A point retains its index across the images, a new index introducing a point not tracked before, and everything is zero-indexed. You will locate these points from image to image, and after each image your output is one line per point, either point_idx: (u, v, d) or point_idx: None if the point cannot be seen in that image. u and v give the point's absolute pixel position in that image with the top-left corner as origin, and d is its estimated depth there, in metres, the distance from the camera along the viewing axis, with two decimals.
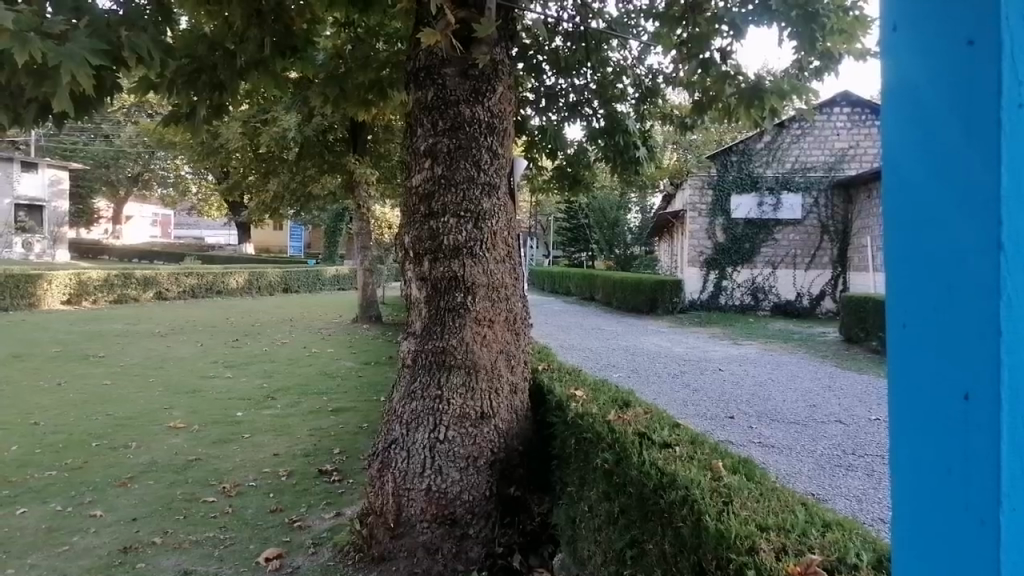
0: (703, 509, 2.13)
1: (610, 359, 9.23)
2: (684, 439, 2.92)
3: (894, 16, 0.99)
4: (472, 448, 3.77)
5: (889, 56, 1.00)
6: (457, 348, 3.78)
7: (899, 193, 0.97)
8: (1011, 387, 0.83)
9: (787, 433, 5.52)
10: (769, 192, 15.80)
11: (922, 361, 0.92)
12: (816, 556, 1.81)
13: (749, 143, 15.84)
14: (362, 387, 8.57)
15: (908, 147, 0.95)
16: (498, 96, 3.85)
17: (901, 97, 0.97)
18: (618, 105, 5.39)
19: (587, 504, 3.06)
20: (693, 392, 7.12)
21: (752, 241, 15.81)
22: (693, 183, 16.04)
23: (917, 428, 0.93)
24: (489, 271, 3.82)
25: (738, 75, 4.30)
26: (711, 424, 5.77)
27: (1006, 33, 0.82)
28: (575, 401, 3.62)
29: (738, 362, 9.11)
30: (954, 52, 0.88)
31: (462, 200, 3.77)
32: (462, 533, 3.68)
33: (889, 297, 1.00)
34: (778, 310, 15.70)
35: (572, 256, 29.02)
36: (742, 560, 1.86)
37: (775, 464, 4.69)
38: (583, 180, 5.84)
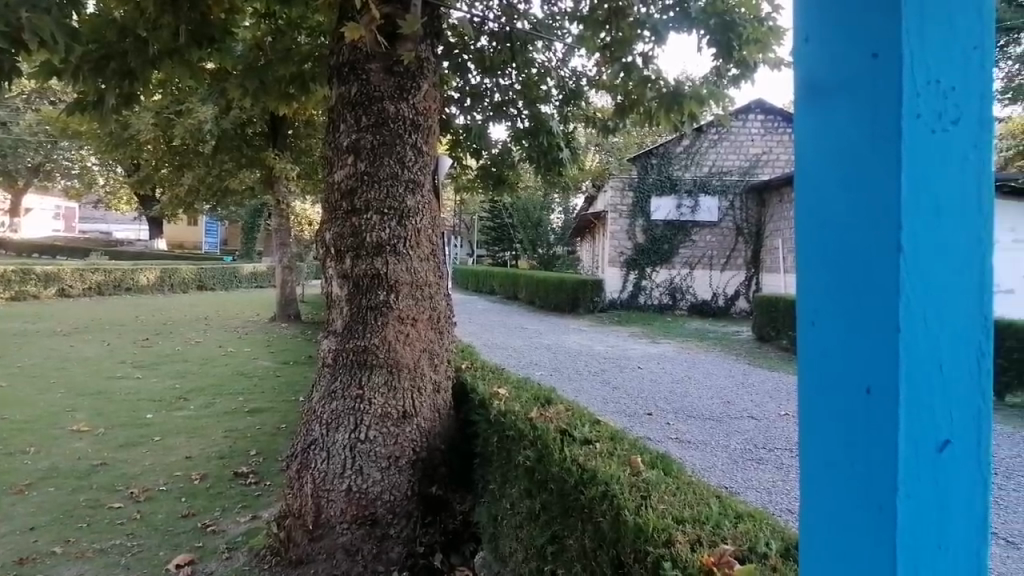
0: (622, 503, 2.18)
1: (533, 358, 9.32)
2: (604, 436, 2.96)
3: (804, 27, 1.03)
4: (394, 448, 3.74)
5: (800, 65, 1.04)
6: (379, 348, 3.74)
7: (809, 197, 1.02)
8: (908, 381, 0.89)
9: (702, 429, 5.69)
10: (687, 195, 16.24)
11: (829, 357, 0.98)
12: (728, 547, 1.88)
13: (669, 147, 16.27)
14: (279, 387, 8.36)
15: (818, 154, 1.00)
16: (423, 94, 3.82)
17: (811, 107, 1.02)
18: (543, 106, 5.44)
19: (508, 502, 3.07)
20: (613, 389, 7.26)
21: (671, 243, 16.23)
22: (615, 185, 16.33)
23: (826, 420, 0.98)
24: (412, 269, 3.80)
25: (658, 80, 4.40)
26: (631, 421, 5.88)
27: (908, 48, 0.88)
28: (498, 399, 3.62)
29: (656, 359, 9.35)
30: (861, 65, 0.93)
31: (386, 197, 3.72)
32: (383, 533, 3.65)
33: (798, 296, 1.04)
34: (694, 309, 16.18)
35: (496, 256, 29.11)
36: (659, 553, 1.90)
37: (691, 459, 4.84)
38: (506, 180, 5.87)
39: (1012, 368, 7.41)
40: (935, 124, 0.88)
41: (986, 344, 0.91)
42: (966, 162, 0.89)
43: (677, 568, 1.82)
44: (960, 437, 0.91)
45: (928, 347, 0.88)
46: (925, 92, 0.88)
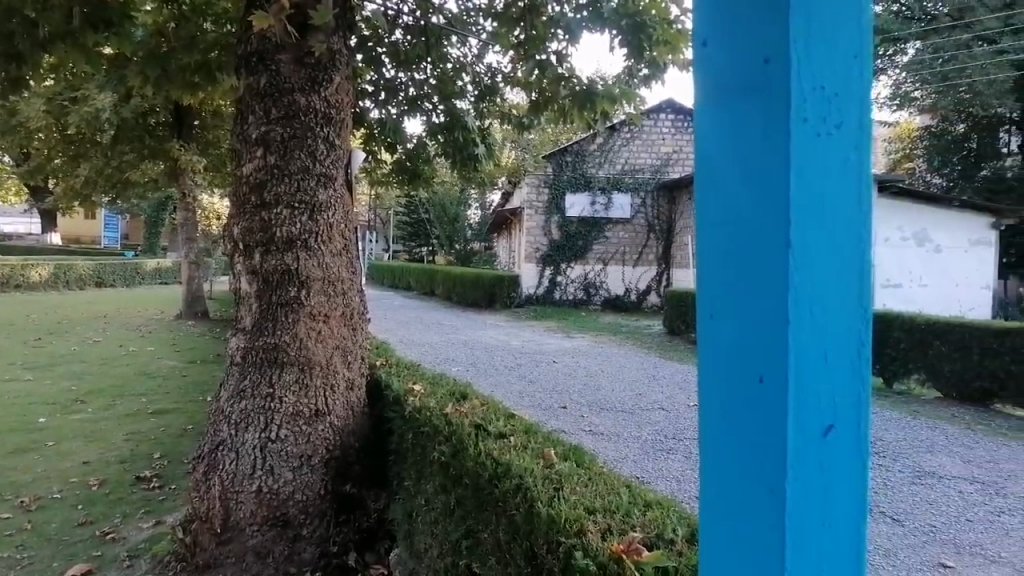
0: (535, 496, 2.21)
1: (449, 354, 9.30)
2: (519, 429, 3.00)
3: (705, 31, 1.07)
4: (306, 447, 3.67)
5: (701, 68, 1.08)
6: (290, 345, 3.65)
7: (708, 195, 1.06)
8: (796, 372, 0.94)
9: (614, 421, 5.82)
10: (601, 192, 16.52)
11: (725, 348, 1.02)
12: (637, 535, 1.93)
13: (583, 144, 16.52)
14: (185, 387, 8.05)
15: (715, 152, 1.04)
16: (335, 86, 3.76)
17: (710, 109, 1.06)
18: (458, 101, 5.40)
19: (423, 498, 3.07)
20: (529, 383, 7.34)
21: (585, 239, 16.50)
22: (531, 181, 16.44)
23: (723, 410, 1.02)
24: (324, 264, 3.73)
25: (571, 77, 4.48)
26: (546, 414, 5.96)
27: (795, 52, 0.93)
28: (413, 395, 3.60)
29: (570, 354, 9.49)
30: (755, 69, 0.97)
31: (296, 190, 3.64)
32: (295, 534, 3.57)
33: (700, 291, 1.08)
34: (608, 304, 16.51)
35: (412, 252, 28.85)
36: (570, 543, 1.95)
37: (603, 450, 4.95)
38: (422, 175, 5.83)
39: (900, 357, 7.90)
40: (822, 125, 0.93)
41: (865, 334, 0.98)
42: (848, 163, 0.96)
43: (587, 557, 1.87)
44: (843, 423, 0.97)
45: (812, 335, 0.94)
46: (811, 95, 0.93)
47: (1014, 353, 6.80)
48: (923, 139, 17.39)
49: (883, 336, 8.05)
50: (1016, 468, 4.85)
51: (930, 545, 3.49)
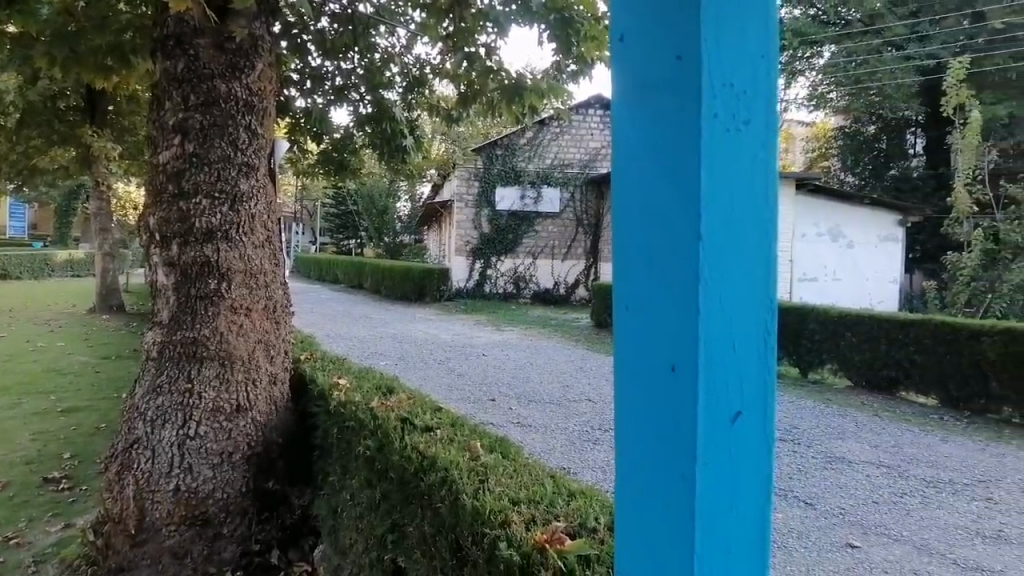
0: (460, 488, 2.22)
1: (376, 348, 9.19)
2: (445, 423, 2.99)
3: (621, 25, 1.08)
4: (227, 443, 3.57)
5: (618, 61, 1.08)
6: (209, 339, 3.55)
7: (625, 187, 1.07)
8: (706, 360, 0.97)
9: (542, 413, 5.87)
10: (530, 185, 16.63)
11: (639, 338, 1.05)
12: (561, 524, 1.96)
13: (513, 138, 16.56)
14: (99, 384, 7.71)
15: (631, 144, 1.06)
16: (257, 74, 3.66)
17: (625, 102, 1.07)
18: (386, 92, 5.32)
19: (348, 493, 3.03)
20: (457, 377, 7.33)
21: (515, 233, 16.58)
22: (461, 174, 16.39)
23: (638, 399, 1.04)
24: (245, 256, 3.64)
25: (500, 70, 4.52)
26: (474, 407, 5.97)
27: (706, 51, 0.95)
28: (338, 389, 3.54)
29: (499, 347, 9.53)
30: (669, 65, 0.99)
31: (216, 180, 3.54)
32: (215, 533, 3.47)
33: (616, 284, 1.10)
34: (537, 297, 16.64)
35: (340, 244, 28.39)
36: (496, 534, 1.96)
37: (530, 442, 4.98)
38: (349, 166, 5.75)
39: (815, 348, 8.22)
40: (730, 122, 0.97)
41: (770, 327, 1.02)
42: (755, 160, 0.99)
43: (512, 547, 1.88)
44: (751, 410, 1.01)
45: (721, 324, 0.97)
46: (721, 91, 0.96)
47: (918, 343, 7.16)
48: (838, 138, 18.16)
49: (799, 327, 8.37)
50: (919, 452, 5.13)
51: (839, 526, 3.66)
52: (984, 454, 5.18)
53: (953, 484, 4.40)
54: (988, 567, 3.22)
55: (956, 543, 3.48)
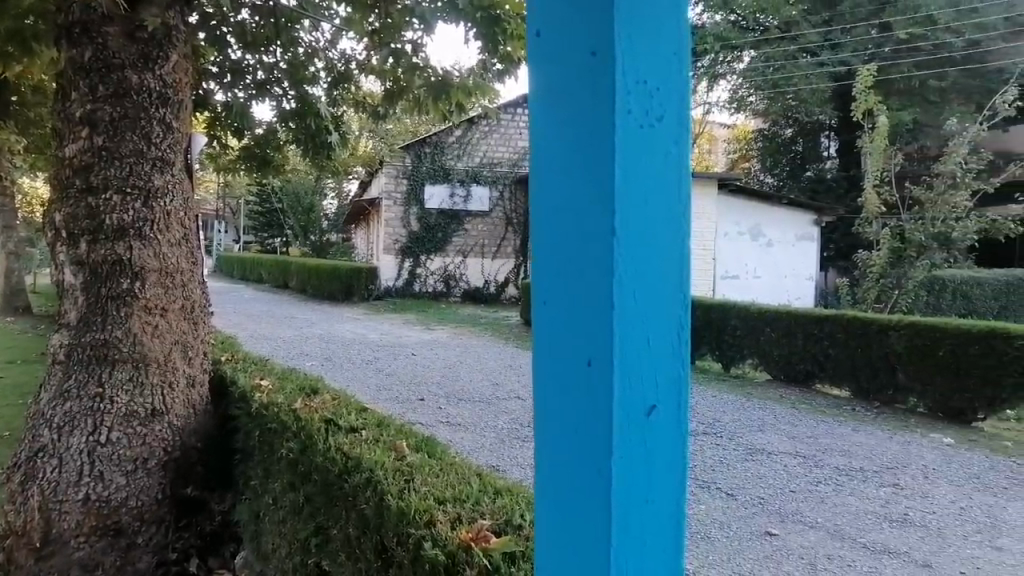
0: (385, 489, 2.20)
1: (302, 348, 8.99)
2: (371, 423, 2.95)
3: (538, 23, 1.08)
4: (141, 449, 3.42)
5: (536, 59, 1.09)
6: (122, 341, 3.41)
7: (543, 184, 1.08)
8: (622, 355, 0.98)
9: (472, 411, 5.87)
10: (460, 183, 16.60)
11: (556, 334, 1.05)
12: (486, 523, 1.95)
13: (441, 136, 16.48)
14: (3, 391, 7.29)
15: (550, 140, 1.06)
16: (172, 65, 3.53)
17: (543, 100, 1.08)
18: (311, 87, 5.21)
19: (270, 497, 2.96)
20: (385, 377, 7.25)
21: (444, 231, 16.50)
22: (389, 171, 16.19)
23: (557, 396, 1.05)
24: (160, 254, 3.50)
25: (426, 67, 4.47)
26: (403, 407, 5.91)
27: (619, 48, 0.97)
28: (259, 391, 3.45)
29: (428, 346, 9.48)
30: (584, 63, 1.00)
31: (128, 175, 3.41)
32: (129, 543, 3.34)
33: (536, 282, 1.10)
34: (467, 296, 16.62)
35: (265, 243, 27.72)
36: (420, 535, 1.94)
37: (459, 440, 4.96)
38: (273, 162, 5.62)
39: (737, 343, 8.49)
40: (643, 118, 0.98)
41: (683, 320, 1.04)
42: (668, 155, 1.01)
43: (437, 547, 1.87)
44: (665, 403, 1.02)
45: (637, 319, 0.99)
46: (635, 89, 0.98)
47: (832, 337, 7.48)
48: (758, 141, 18.79)
49: (722, 323, 8.64)
50: (833, 441, 5.36)
51: (758, 516, 3.78)
52: (892, 442, 5.45)
53: (864, 471, 4.60)
54: (895, 550, 3.37)
55: (866, 527, 3.64)
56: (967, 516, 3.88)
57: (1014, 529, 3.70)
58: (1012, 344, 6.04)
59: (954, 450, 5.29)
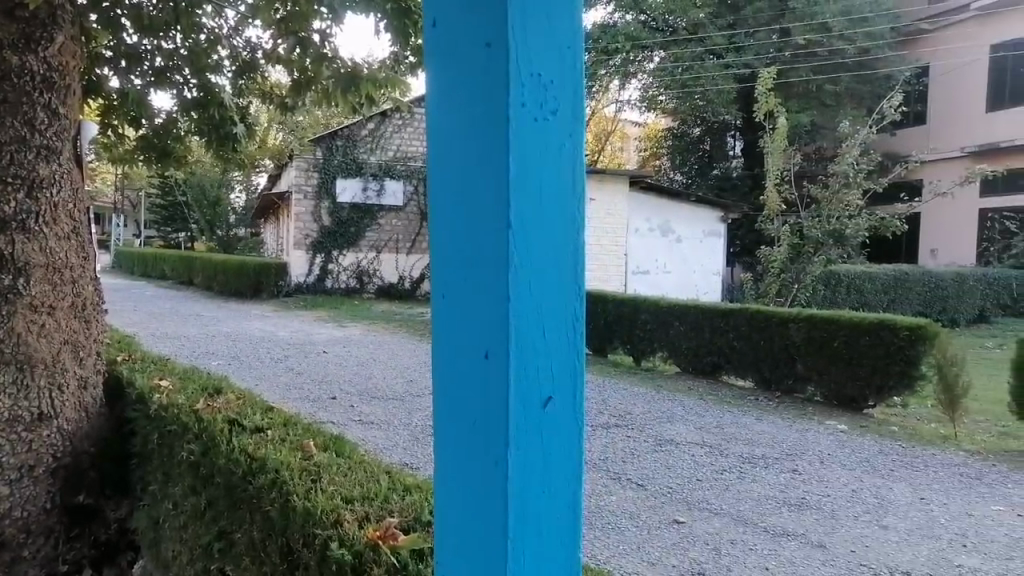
0: (291, 490, 2.15)
1: (207, 347, 8.65)
2: (277, 422, 2.87)
3: (434, 13, 1.07)
4: (27, 456, 3.22)
5: (433, 50, 1.08)
6: (4, 341, 3.20)
7: (440, 175, 1.07)
8: (517, 347, 0.99)
9: (385, 409, 5.79)
10: (373, 178, 16.35)
11: (454, 329, 1.05)
12: (394, 520, 1.93)
13: (353, 129, 16.15)
14: None
15: (447, 134, 1.05)
16: (58, 48, 3.33)
17: (440, 92, 1.07)
18: (213, 76, 4.99)
19: (170, 502, 2.84)
20: (294, 375, 7.06)
21: (357, 226, 16.21)
22: (299, 165, 15.75)
23: (457, 391, 1.05)
24: (47, 249, 3.32)
25: (335, 58, 4.40)
26: (314, 406, 5.77)
27: (513, 40, 0.97)
28: (159, 392, 3.30)
29: (341, 343, 9.31)
30: (478, 54, 0.99)
31: (9, 163, 3.23)
32: (13, 556, 3.16)
33: (434, 273, 1.10)
34: (381, 292, 16.41)
35: (168, 237, 26.61)
36: (327, 535, 1.91)
37: (372, 439, 4.88)
38: (174, 153, 5.37)
39: (647, 336, 8.71)
40: (537, 111, 0.99)
41: (579, 311, 1.05)
42: (563, 148, 1.02)
43: (344, 547, 1.83)
44: (561, 395, 1.03)
45: (532, 314, 1.00)
46: (528, 82, 0.98)
47: (737, 330, 7.75)
48: (667, 139, 19.28)
49: (633, 318, 8.86)
50: (738, 431, 5.56)
51: (667, 505, 3.88)
52: (791, 430, 5.70)
53: (765, 458, 4.80)
54: (793, 532, 3.53)
55: (767, 512, 3.80)
56: (857, 497, 4.11)
57: (900, 508, 3.94)
58: (899, 333, 6.45)
59: (847, 435, 5.59)
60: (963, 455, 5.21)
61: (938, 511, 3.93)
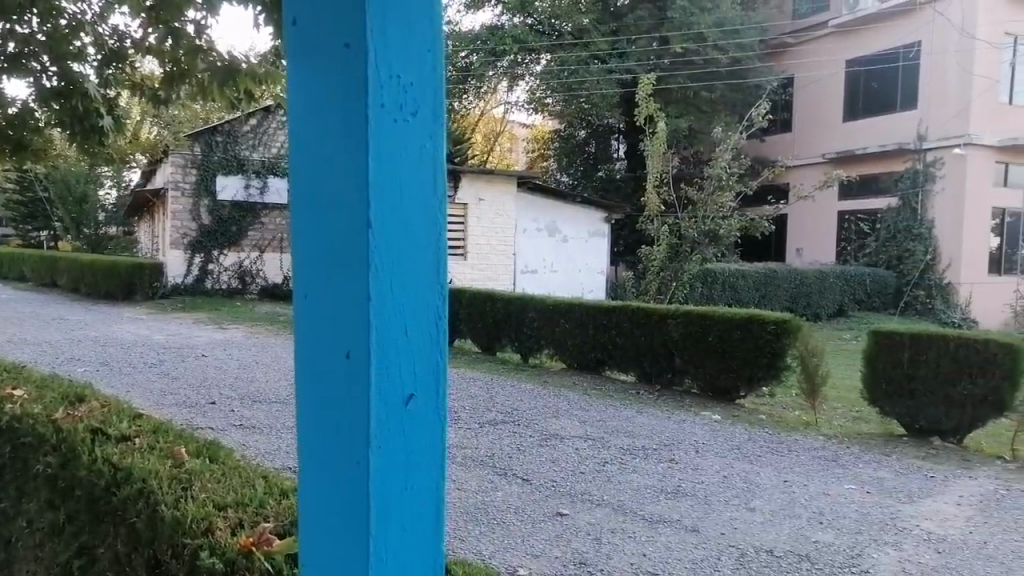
0: (159, 500, 2.06)
1: (72, 353, 8.09)
2: (146, 429, 2.75)
3: (294, 12, 1.05)
4: None
5: (292, 46, 1.06)
6: None
7: (301, 175, 1.06)
8: (378, 346, 1.00)
9: (267, 413, 5.61)
10: (255, 175, 15.78)
11: (316, 327, 1.05)
12: (269, 526, 1.88)
13: (234, 124, 15.55)
14: None
15: (308, 131, 1.04)
16: None
17: (301, 88, 1.05)
18: (76, 64, 4.66)
19: (25, 520, 2.65)
20: (171, 380, 6.74)
21: (239, 225, 15.58)
22: (175, 161, 15.00)
23: (319, 390, 1.05)
24: None
25: (211, 51, 4.25)
26: (191, 412, 5.53)
27: (370, 41, 0.98)
28: (12, 402, 3.07)
29: (221, 346, 8.94)
30: (337, 53, 1.00)
31: None
32: None
33: (296, 273, 1.09)
34: (265, 292, 15.83)
35: (27, 236, 24.71)
36: (197, 543, 1.84)
37: (253, 444, 4.72)
38: (31, 146, 4.99)
39: (535, 334, 8.86)
40: (397, 113, 1.00)
41: (441, 311, 1.07)
42: (422, 150, 1.03)
43: (215, 555, 1.78)
44: (423, 393, 1.05)
45: (394, 313, 1.01)
46: (388, 83, 0.99)
47: (619, 327, 8.01)
48: (555, 141, 19.63)
49: (521, 316, 9.00)
50: (620, 424, 5.76)
51: (551, 498, 3.98)
52: (669, 422, 5.95)
53: (645, 449, 5.00)
54: (669, 518, 3.70)
55: (646, 501, 3.96)
56: (727, 482, 4.35)
57: (765, 491, 4.20)
58: (767, 327, 6.84)
59: (721, 425, 5.89)
60: (823, 440, 5.59)
61: (798, 492, 4.21)
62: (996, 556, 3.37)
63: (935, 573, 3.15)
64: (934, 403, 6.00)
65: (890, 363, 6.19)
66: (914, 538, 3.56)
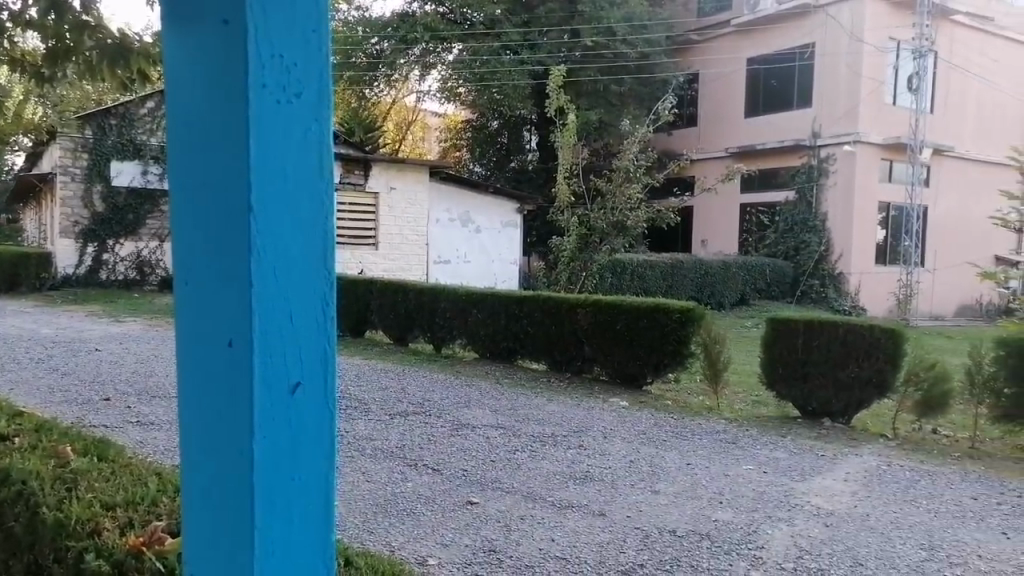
0: (41, 500, 1.96)
1: None
2: (27, 429, 2.59)
3: None
4: None
5: (171, 24, 1.02)
6: None
7: (182, 157, 1.02)
8: (260, 332, 0.97)
9: (164, 408, 5.37)
10: (154, 161, 15.01)
11: (198, 313, 1.02)
12: (159, 525, 1.82)
13: (129, 107, 14.78)
14: None
15: (189, 109, 1.00)
16: None
17: (182, 65, 1.01)
18: None
19: None
20: (60, 377, 6.36)
21: (136, 213, 14.76)
22: (65, 144, 14.15)
23: (200, 379, 1.02)
24: None
25: (99, 28, 3.99)
26: (82, 410, 5.23)
27: (249, 18, 0.94)
28: None
29: (116, 340, 8.51)
30: (216, 29, 0.96)
31: None
32: None
33: (177, 259, 1.04)
34: (166, 283, 15.11)
35: None
36: (82, 546, 1.76)
37: (151, 442, 4.51)
38: None
39: (447, 323, 8.84)
40: (279, 94, 0.97)
41: (328, 296, 1.04)
42: (307, 133, 1.00)
43: (100, 557, 1.70)
44: (310, 380, 1.03)
45: (279, 298, 0.98)
46: (269, 63, 0.96)
47: (530, 317, 8.08)
48: (467, 131, 19.58)
49: (433, 305, 8.95)
50: (530, 412, 5.82)
51: (462, 487, 3.99)
52: (579, 409, 6.06)
53: (555, 437, 5.07)
54: (576, 504, 3.77)
55: (554, 487, 4.01)
56: (634, 467, 4.47)
57: (669, 474, 4.34)
58: (672, 316, 7.03)
59: (628, 411, 6.04)
60: (724, 423, 5.82)
61: (701, 474, 4.37)
62: (878, 528, 3.59)
63: (822, 546, 3.33)
64: (825, 386, 6.33)
65: (787, 349, 6.48)
66: (805, 513, 3.75)
